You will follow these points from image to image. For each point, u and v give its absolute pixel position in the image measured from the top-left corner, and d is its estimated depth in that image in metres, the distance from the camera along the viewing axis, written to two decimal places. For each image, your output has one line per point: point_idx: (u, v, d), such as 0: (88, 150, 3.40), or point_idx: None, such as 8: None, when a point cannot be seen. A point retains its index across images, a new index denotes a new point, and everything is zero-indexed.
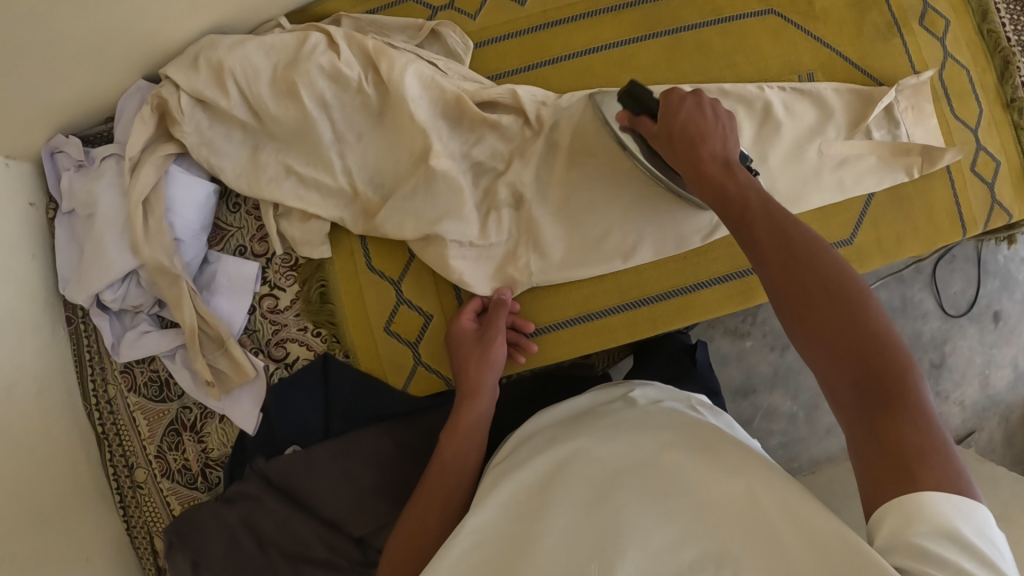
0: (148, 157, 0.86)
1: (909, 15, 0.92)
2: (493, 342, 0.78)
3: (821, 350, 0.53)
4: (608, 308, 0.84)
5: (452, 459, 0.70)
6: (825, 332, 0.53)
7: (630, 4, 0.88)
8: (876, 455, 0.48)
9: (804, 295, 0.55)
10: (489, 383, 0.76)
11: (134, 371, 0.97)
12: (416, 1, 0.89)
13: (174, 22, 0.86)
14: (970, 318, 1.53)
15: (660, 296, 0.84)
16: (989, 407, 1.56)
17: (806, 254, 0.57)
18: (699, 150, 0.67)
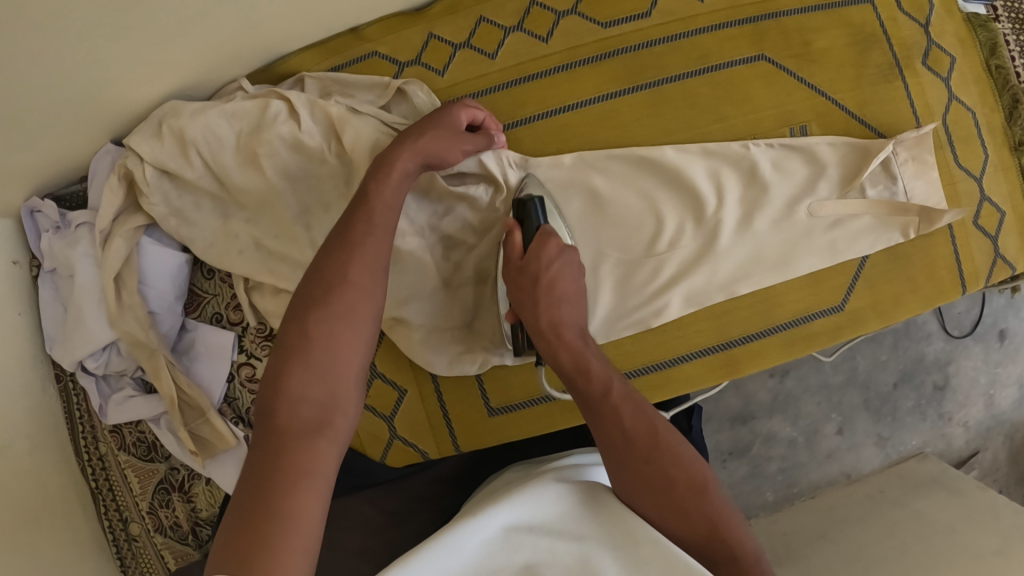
0: (118, 231, 0.86)
1: (913, 53, 0.90)
2: (356, 252, 0.61)
3: (659, 502, 0.56)
4: None
5: (301, 396, 0.55)
6: (658, 505, 0.56)
7: (609, 54, 0.82)
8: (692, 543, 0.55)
9: (668, 494, 0.56)
10: (346, 349, 0.58)
11: (123, 432, 0.96)
12: (382, 55, 0.85)
13: (135, 89, 0.83)
14: (974, 337, 1.50)
15: (642, 370, 0.81)
16: (993, 426, 1.53)
17: (661, 446, 0.57)
18: (394, 163, 0.67)
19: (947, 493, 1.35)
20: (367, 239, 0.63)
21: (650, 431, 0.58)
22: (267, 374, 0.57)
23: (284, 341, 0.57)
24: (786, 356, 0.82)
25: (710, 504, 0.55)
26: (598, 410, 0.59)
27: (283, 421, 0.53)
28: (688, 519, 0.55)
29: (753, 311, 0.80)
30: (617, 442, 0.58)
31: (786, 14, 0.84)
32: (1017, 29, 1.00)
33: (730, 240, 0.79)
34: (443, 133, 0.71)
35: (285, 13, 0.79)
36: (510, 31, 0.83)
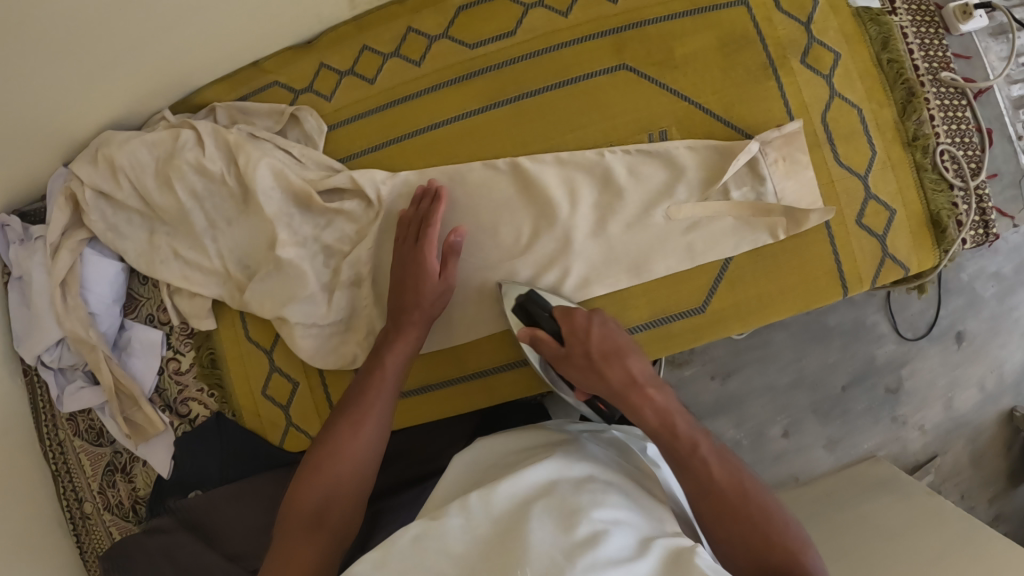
0: (65, 245, 0.98)
1: (789, 52, 0.91)
2: (373, 378, 0.80)
3: (726, 529, 0.62)
4: (447, 379, 0.90)
5: (310, 496, 0.70)
6: (743, 542, 0.61)
7: (475, 73, 0.89)
8: (746, 549, 0.60)
9: (729, 519, 0.62)
10: (361, 445, 0.75)
11: (77, 419, 1.07)
12: (281, 85, 0.95)
13: (74, 122, 0.95)
14: (930, 339, 1.47)
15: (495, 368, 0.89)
16: (953, 429, 1.50)
17: (716, 467, 0.65)
18: (426, 282, 0.81)
19: (893, 497, 1.32)
20: (382, 391, 0.79)
21: (671, 428, 0.68)
22: (307, 460, 0.74)
23: (308, 462, 0.73)
24: (641, 355, 0.86)
25: (767, 517, 0.61)
26: (354, 397, 0.79)
27: (300, 507, 0.69)
28: (736, 531, 0.61)
29: (606, 312, 0.85)
30: (697, 490, 0.64)
31: (647, 24, 0.89)
32: (916, 21, 0.99)
33: (586, 242, 0.84)
34: (416, 255, 0.82)
35: (188, 50, 0.89)
36: (388, 57, 0.91)
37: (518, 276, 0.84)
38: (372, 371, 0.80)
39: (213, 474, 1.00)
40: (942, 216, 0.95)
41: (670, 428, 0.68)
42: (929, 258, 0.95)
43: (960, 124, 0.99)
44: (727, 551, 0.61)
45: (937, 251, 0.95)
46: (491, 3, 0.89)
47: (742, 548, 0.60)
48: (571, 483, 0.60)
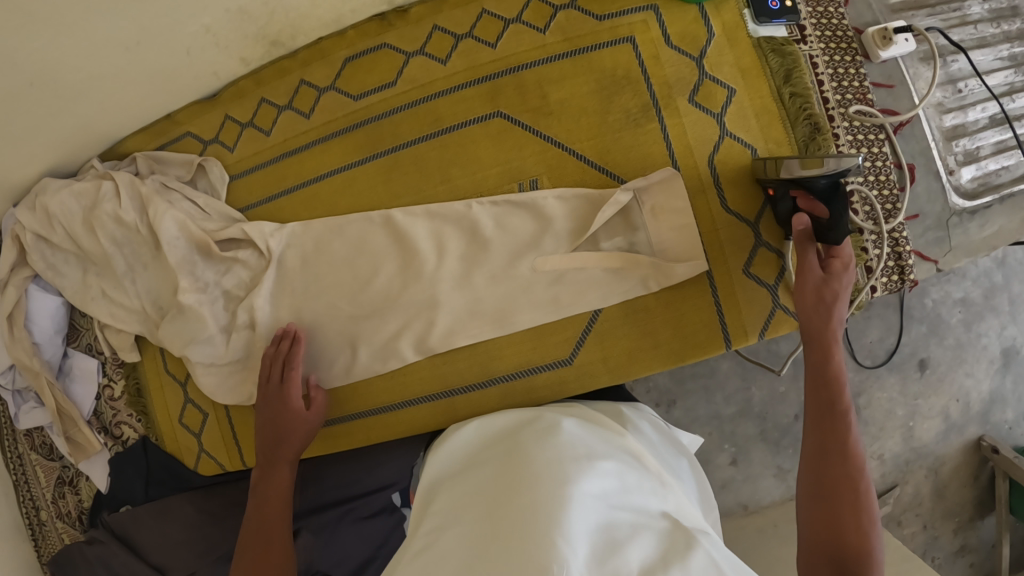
0: (10, 282, 1.07)
1: (675, 91, 0.88)
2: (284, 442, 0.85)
3: (811, 495, 0.72)
4: (330, 419, 0.94)
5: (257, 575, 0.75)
6: (815, 494, 0.72)
7: (355, 125, 0.91)
8: (823, 530, 0.69)
9: (828, 483, 0.71)
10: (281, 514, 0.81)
11: (33, 435, 1.18)
12: (193, 135, 1.01)
13: (12, 174, 1.04)
14: (889, 367, 1.38)
15: (374, 411, 0.92)
16: (914, 460, 1.40)
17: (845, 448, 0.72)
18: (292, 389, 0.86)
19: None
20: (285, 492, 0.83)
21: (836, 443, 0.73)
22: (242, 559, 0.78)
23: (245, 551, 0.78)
24: (508, 405, 0.88)
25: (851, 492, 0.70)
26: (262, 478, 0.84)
27: None
28: (828, 499, 0.70)
29: (473, 362, 0.87)
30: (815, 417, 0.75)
31: (523, 68, 0.89)
32: (829, 49, 0.93)
33: (454, 291, 0.85)
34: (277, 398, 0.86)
35: (101, 109, 0.96)
36: (281, 110, 0.96)
37: (390, 324, 0.87)
38: (273, 480, 0.84)
39: (137, 493, 1.09)
40: None
41: (824, 362, 0.76)
42: None
43: (874, 158, 0.93)
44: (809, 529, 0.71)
45: None
46: (374, 54, 0.92)
47: (822, 523, 0.69)
48: (545, 477, 0.64)
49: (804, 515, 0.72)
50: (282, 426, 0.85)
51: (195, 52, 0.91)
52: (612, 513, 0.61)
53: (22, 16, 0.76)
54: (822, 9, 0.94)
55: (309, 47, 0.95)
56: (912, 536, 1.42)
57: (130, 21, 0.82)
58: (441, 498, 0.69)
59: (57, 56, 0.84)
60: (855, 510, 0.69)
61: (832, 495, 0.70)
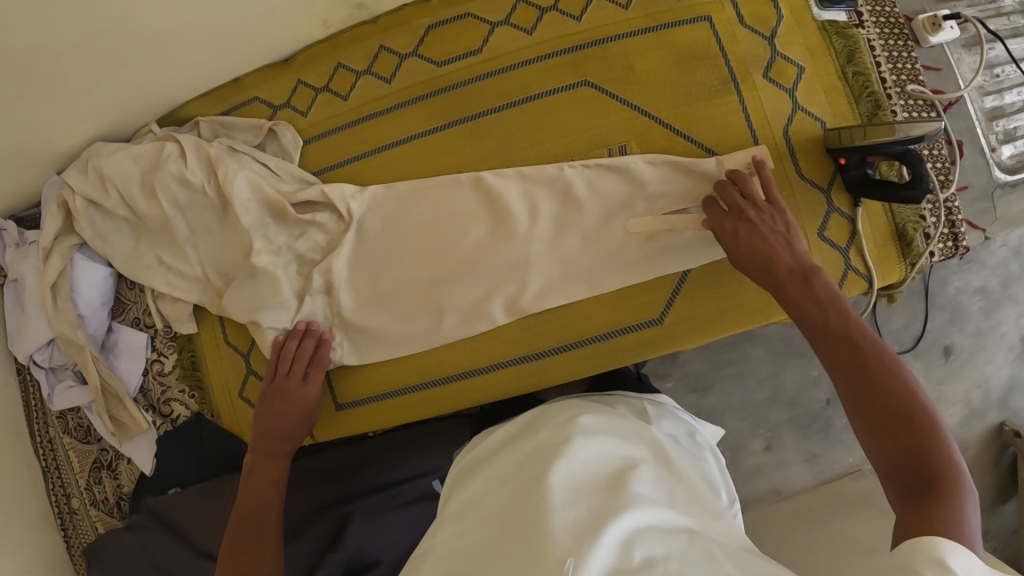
0: (55, 250, 1.02)
1: (750, 67, 0.93)
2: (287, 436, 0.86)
3: (875, 436, 0.63)
4: (408, 386, 0.91)
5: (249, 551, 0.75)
6: (882, 432, 0.63)
7: (440, 91, 0.92)
8: (893, 464, 0.61)
9: (885, 413, 0.63)
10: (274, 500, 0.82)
11: (67, 418, 1.12)
12: (261, 100, 0.99)
13: (65, 135, 1.00)
14: (914, 354, 1.44)
15: (456, 376, 0.90)
16: None
17: (885, 373, 0.65)
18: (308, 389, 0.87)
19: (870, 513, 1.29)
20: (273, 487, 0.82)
21: (874, 373, 0.66)
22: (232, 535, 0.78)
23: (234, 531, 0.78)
24: (598, 365, 0.88)
25: (917, 416, 0.62)
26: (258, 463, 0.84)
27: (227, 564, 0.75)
28: (887, 427, 0.63)
29: (564, 324, 0.87)
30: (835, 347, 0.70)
31: (608, 40, 0.92)
32: (885, 34, 0.98)
33: (544, 253, 0.86)
34: (292, 394, 0.87)
35: (170, 69, 0.94)
36: (360, 75, 0.95)
37: (477, 287, 0.87)
38: (261, 471, 0.84)
39: (188, 474, 1.04)
40: (907, 229, 0.94)
41: (840, 313, 0.72)
42: (895, 271, 0.94)
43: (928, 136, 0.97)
44: (880, 467, 0.62)
45: (903, 264, 0.95)
46: (457, 23, 0.93)
47: (892, 459, 0.61)
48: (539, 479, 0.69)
49: (871, 446, 0.64)
50: (276, 426, 0.86)
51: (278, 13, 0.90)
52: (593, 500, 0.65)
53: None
54: None
55: (390, 14, 0.95)
56: None
57: None
58: (466, 491, 0.78)
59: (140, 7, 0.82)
60: (916, 421, 0.62)
61: (890, 420, 0.63)
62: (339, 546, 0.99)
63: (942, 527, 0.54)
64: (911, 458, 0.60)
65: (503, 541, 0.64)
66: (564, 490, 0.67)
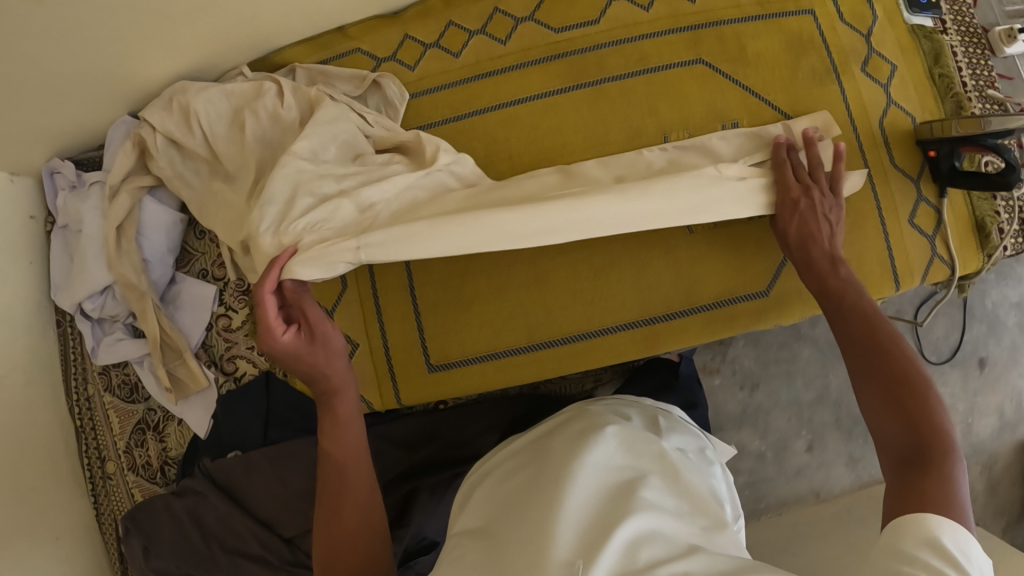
0: (123, 187, 0.95)
1: (850, 60, 0.97)
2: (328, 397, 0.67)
3: (880, 406, 0.64)
4: (513, 347, 0.87)
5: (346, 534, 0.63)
6: (885, 406, 0.64)
7: (557, 55, 0.94)
8: (896, 432, 0.62)
9: (891, 385, 0.65)
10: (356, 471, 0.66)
11: (110, 373, 1.04)
12: (363, 52, 0.97)
13: (152, 68, 0.95)
14: (953, 364, 1.50)
15: (563, 339, 0.87)
16: (972, 454, 1.51)
17: (891, 346, 0.68)
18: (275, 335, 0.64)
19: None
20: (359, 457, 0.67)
21: (885, 344, 0.69)
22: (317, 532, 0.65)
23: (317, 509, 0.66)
24: (709, 334, 0.87)
25: (915, 382, 0.64)
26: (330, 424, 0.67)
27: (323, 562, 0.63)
28: (891, 399, 0.64)
29: (676, 290, 0.86)
30: (852, 327, 0.73)
31: (722, 23, 0.96)
32: (965, 42, 1.02)
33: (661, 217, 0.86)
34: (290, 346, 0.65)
35: (277, 8, 0.91)
36: (473, 34, 0.95)
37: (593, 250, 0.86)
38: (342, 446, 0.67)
39: (254, 436, 0.96)
40: (985, 223, 0.96)
41: (857, 293, 0.76)
42: (974, 261, 0.95)
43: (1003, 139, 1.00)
44: (882, 438, 0.63)
45: (980, 255, 0.96)
46: None
47: (893, 427, 0.62)
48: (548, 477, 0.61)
49: (874, 417, 0.65)
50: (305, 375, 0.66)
51: None
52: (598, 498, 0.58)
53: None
54: (958, 8, 1.03)
55: None
56: None
57: None
58: (479, 491, 0.68)
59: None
60: (917, 394, 0.63)
61: (896, 395, 0.64)
62: (406, 523, 0.92)
63: (932, 495, 0.54)
64: (913, 424, 0.61)
65: (511, 543, 0.55)
66: (585, 487, 0.58)
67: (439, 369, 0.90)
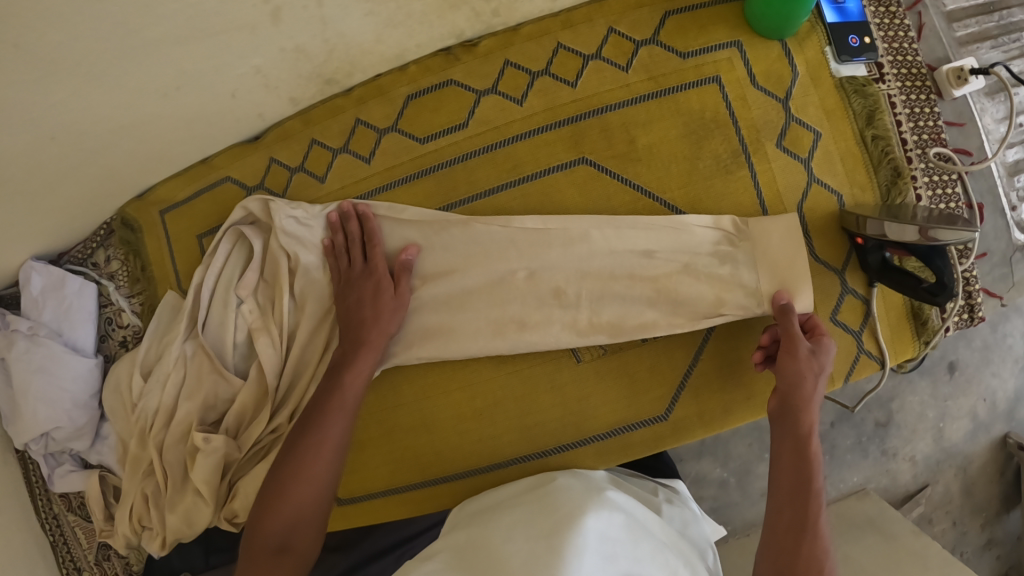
0: (120, 368, 1.01)
1: (762, 136, 0.86)
2: (319, 432, 0.79)
3: (784, 509, 0.76)
4: (412, 483, 0.91)
5: (271, 531, 0.76)
6: (783, 521, 0.76)
7: (425, 170, 0.87)
8: (783, 551, 0.75)
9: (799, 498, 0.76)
10: (324, 461, 0.79)
11: (69, 496, 1.12)
12: (233, 180, 0.95)
13: (36, 214, 0.94)
14: (920, 371, 1.34)
15: (457, 475, 0.90)
16: (944, 459, 1.37)
17: (811, 451, 0.77)
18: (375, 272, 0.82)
19: (879, 537, 1.18)
20: (311, 522, 0.78)
21: (805, 480, 0.77)
22: (284, 459, 0.79)
23: (285, 468, 0.78)
24: (602, 462, 0.88)
25: (815, 491, 0.76)
26: (293, 458, 0.78)
27: (257, 541, 0.76)
28: (796, 501, 0.76)
29: (565, 423, 0.87)
30: (789, 455, 0.77)
31: (609, 109, 0.85)
32: (906, 87, 0.92)
33: (540, 336, 0.85)
34: (384, 302, 0.82)
35: (143, 142, 0.89)
36: (337, 154, 0.89)
37: (480, 373, 0.88)
38: (258, 534, 0.76)
39: (197, 561, 1.04)
40: (921, 307, 0.90)
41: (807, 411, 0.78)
42: (908, 349, 0.90)
43: (948, 202, 0.91)
44: (772, 548, 0.76)
45: (916, 343, 0.91)
46: (441, 91, 0.87)
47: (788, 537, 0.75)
48: (547, 494, 0.77)
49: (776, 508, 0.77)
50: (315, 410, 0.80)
51: (240, 95, 0.86)
52: (555, 515, 0.70)
53: (41, 64, 0.72)
54: (898, 45, 0.92)
55: (365, 84, 0.89)
56: (942, 532, 1.39)
57: (177, 67, 0.78)
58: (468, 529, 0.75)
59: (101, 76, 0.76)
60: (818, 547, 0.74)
61: (803, 509, 0.76)
62: None
63: None
64: (791, 528, 0.75)
65: (509, 544, 0.67)
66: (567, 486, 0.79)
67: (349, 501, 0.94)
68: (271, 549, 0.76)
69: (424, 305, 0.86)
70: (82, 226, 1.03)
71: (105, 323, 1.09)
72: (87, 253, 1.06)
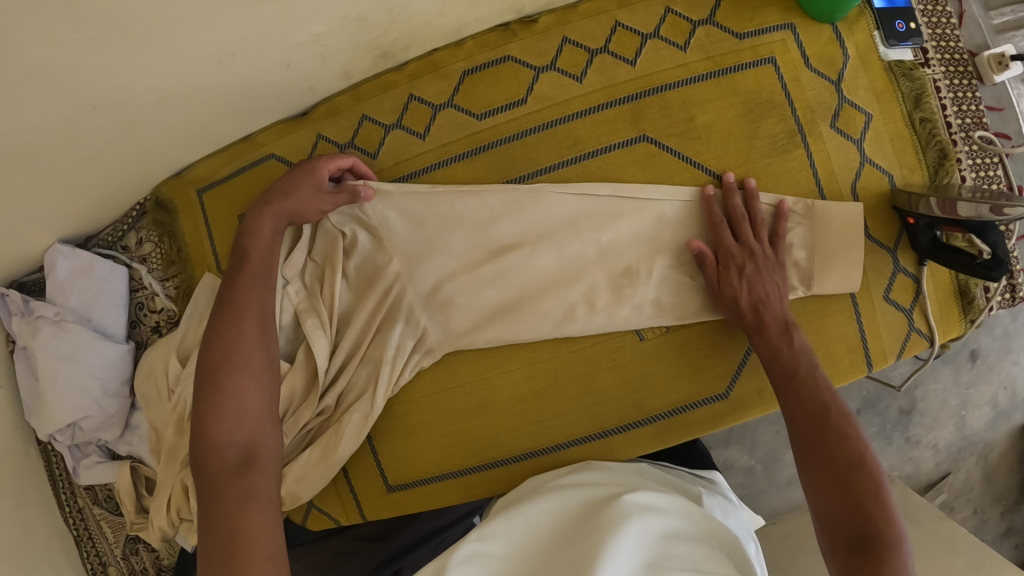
0: (154, 356, 0.97)
1: (817, 116, 0.87)
2: (235, 329, 0.75)
3: (812, 461, 0.72)
4: (466, 467, 0.89)
5: (227, 443, 0.70)
6: (823, 470, 0.71)
7: (481, 147, 0.86)
8: (837, 511, 0.68)
9: (822, 445, 0.72)
10: (251, 347, 0.75)
11: (95, 488, 1.07)
12: (278, 157, 0.92)
13: (71, 189, 0.90)
14: (942, 358, 1.36)
15: (514, 457, 0.88)
16: (966, 447, 1.39)
17: (819, 391, 0.75)
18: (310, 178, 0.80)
19: None
20: (260, 417, 0.73)
21: (817, 417, 0.74)
22: (209, 366, 0.74)
23: (209, 372, 0.73)
24: (661, 442, 0.87)
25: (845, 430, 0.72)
26: (217, 365, 0.73)
27: (212, 461, 0.69)
28: (824, 448, 0.72)
29: (625, 403, 0.86)
30: (800, 413, 0.75)
31: (667, 88, 0.85)
32: (949, 72, 0.93)
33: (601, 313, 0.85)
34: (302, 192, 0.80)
35: (190, 114, 0.86)
36: (389, 130, 0.88)
37: (537, 353, 0.87)
38: (212, 449, 0.69)
39: None
40: (968, 287, 0.91)
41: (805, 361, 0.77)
42: (955, 328, 0.92)
43: (991, 183, 0.93)
44: (827, 523, 0.69)
45: (962, 322, 0.92)
46: (497, 67, 0.86)
47: (835, 489, 0.69)
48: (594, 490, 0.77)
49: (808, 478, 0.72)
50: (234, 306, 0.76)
51: (295, 66, 0.84)
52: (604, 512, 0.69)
53: (98, 26, 0.68)
54: (941, 31, 0.94)
55: (420, 60, 0.88)
56: (963, 519, 1.42)
57: (236, 35, 0.76)
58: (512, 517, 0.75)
59: (158, 40, 0.72)
60: (866, 470, 0.69)
61: (832, 454, 0.71)
62: None
63: None
64: (839, 483, 0.69)
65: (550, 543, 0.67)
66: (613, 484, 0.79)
67: (398, 487, 0.91)
68: (235, 462, 0.69)
69: (482, 283, 0.85)
70: (114, 206, 0.99)
71: (136, 308, 1.06)
72: (117, 235, 1.03)
